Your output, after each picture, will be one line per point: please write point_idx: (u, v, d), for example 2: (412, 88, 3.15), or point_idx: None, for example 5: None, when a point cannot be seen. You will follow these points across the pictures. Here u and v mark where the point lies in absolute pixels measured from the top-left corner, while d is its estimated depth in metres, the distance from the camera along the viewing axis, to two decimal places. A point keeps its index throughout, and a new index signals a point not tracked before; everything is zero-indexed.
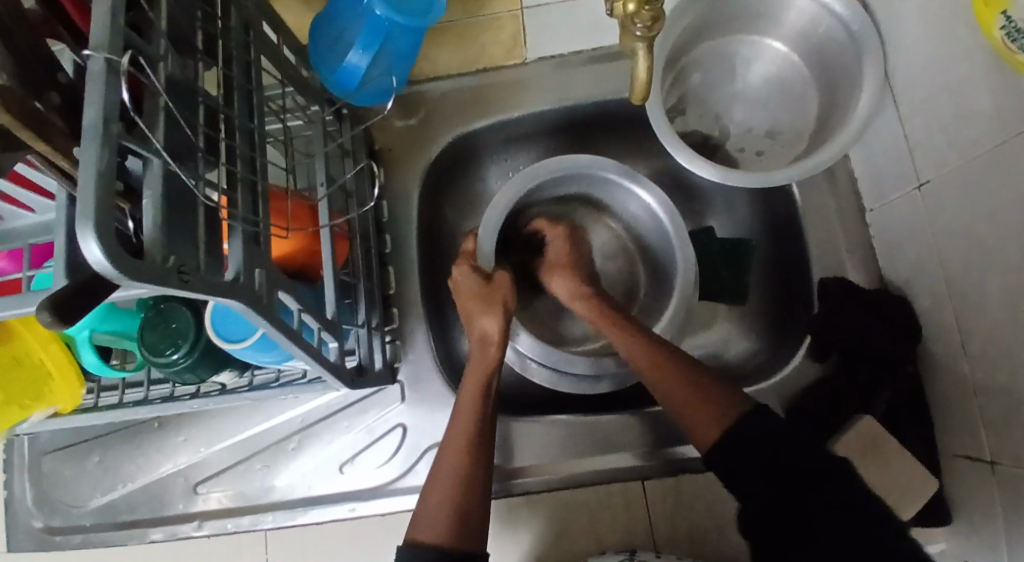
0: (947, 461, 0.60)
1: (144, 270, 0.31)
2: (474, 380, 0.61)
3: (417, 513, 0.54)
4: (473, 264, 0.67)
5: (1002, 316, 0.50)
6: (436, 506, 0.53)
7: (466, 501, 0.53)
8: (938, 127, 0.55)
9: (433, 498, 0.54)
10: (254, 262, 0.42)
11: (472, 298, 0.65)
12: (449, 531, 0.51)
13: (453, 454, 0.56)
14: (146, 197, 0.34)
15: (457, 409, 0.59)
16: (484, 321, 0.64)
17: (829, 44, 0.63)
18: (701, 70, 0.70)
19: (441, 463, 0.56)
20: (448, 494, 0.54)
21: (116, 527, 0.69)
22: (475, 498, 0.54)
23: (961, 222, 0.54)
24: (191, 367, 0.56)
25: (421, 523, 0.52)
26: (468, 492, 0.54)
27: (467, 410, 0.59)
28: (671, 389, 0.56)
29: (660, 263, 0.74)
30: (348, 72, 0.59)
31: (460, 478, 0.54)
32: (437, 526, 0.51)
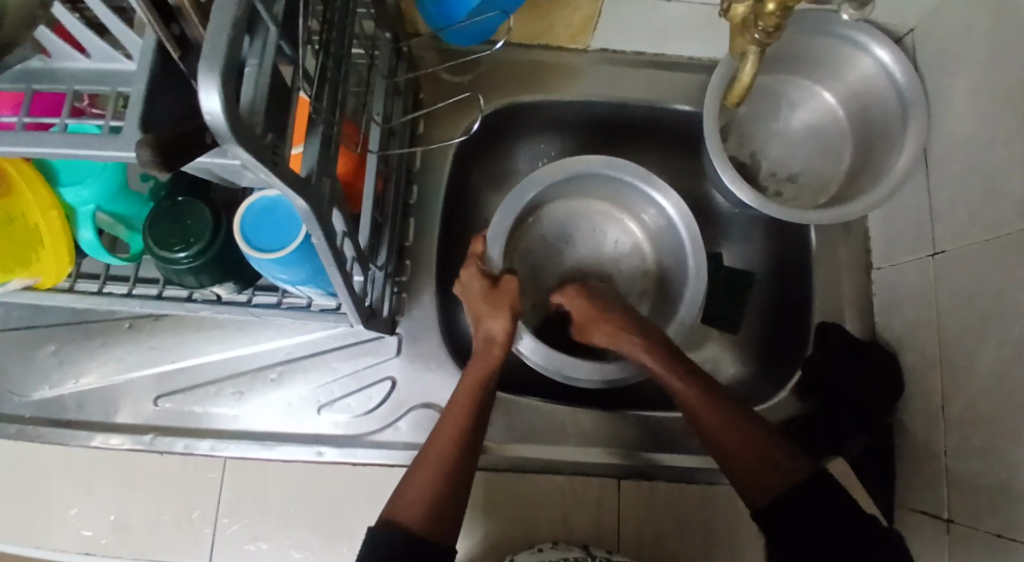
0: (904, 512, 0.63)
1: (247, 134, 0.29)
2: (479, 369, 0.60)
3: (397, 490, 0.53)
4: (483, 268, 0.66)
5: (989, 386, 0.54)
6: (418, 487, 0.52)
7: (450, 486, 0.53)
8: (964, 203, 0.59)
9: (413, 482, 0.53)
10: (325, 169, 0.40)
11: (482, 300, 0.63)
12: (429, 516, 0.50)
13: (442, 440, 0.55)
14: (250, 64, 0.32)
15: (453, 397, 0.59)
16: (488, 322, 0.62)
17: (874, 105, 0.67)
18: (749, 104, 0.73)
19: (428, 447, 0.55)
20: (434, 478, 0.52)
21: (60, 425, 0.64)
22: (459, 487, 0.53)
23: (965, 293, 0.58)
24: (196, 270, 0.53)
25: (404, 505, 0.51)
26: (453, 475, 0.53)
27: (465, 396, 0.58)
28: (727, 436, 0.56)
29: (669, 274, 0.75)
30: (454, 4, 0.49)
31: (446, 465, 0.53)
32: (417, 507, 0.51)
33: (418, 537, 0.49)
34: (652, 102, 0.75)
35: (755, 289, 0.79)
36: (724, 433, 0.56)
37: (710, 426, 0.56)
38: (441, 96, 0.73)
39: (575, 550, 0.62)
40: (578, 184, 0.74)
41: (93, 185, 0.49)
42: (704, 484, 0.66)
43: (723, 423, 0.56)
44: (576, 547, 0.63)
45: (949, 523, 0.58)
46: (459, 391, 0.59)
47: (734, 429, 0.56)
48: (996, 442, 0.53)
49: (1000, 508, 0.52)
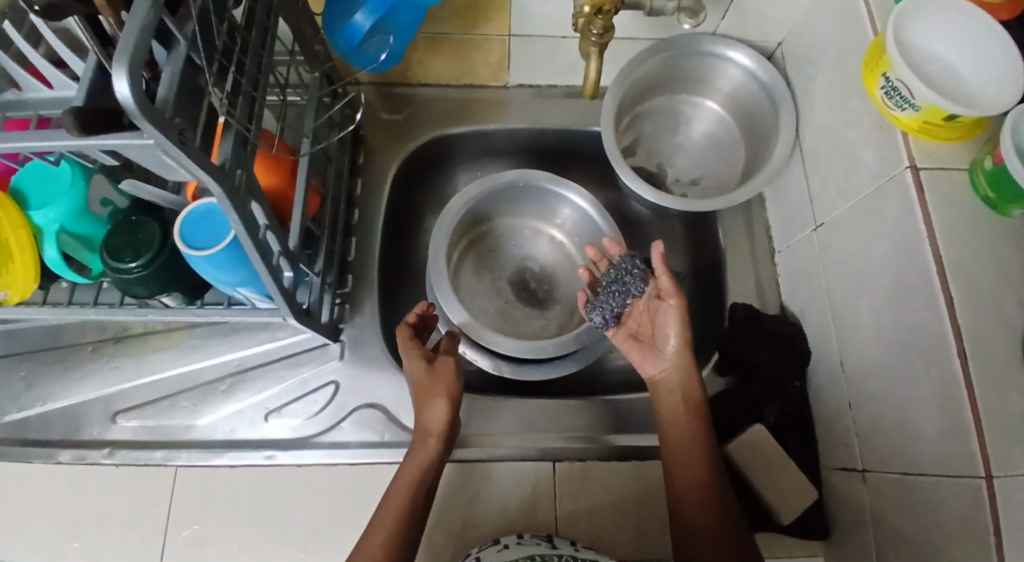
0: (827, 474, 0.66)
1: (154, 115, 0.37)
2: (417, 458, 0.61)
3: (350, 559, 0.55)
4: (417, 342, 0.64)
5: (873, 334, 0.59)
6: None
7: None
8: (832, 177, 0.66)
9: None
10: (239, 163, 0.48)
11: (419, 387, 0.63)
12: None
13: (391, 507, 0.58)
14: (165, 70, 0.41)
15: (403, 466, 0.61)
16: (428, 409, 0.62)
17: (754, 108, 0.76)
18: (651, 119, 0.82)
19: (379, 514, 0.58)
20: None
21: (24, 444, 0.68)
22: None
23: (843, 255, 0.64)
24: (145, 279, 0.60)
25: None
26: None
27: (400, 488, 0.59)
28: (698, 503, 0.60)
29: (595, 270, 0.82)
30: (352, 32, 0.59)
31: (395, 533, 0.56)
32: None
33: None
34: (569, 125, 0.84)
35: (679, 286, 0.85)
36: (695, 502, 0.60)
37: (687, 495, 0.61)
38: (379, 131, 0.82)
39: (539, 542, 0.63)
40: (502, 201, 0.81)
41: (57, 207, 0.57)
42: (635, 463, 0.70)
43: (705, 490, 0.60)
44: (541, 537, 0.64)
45: (862, 474, 0.61)
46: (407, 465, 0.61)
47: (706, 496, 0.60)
48: (887, 384, 0.57)
49: (898, 447, 0.56)
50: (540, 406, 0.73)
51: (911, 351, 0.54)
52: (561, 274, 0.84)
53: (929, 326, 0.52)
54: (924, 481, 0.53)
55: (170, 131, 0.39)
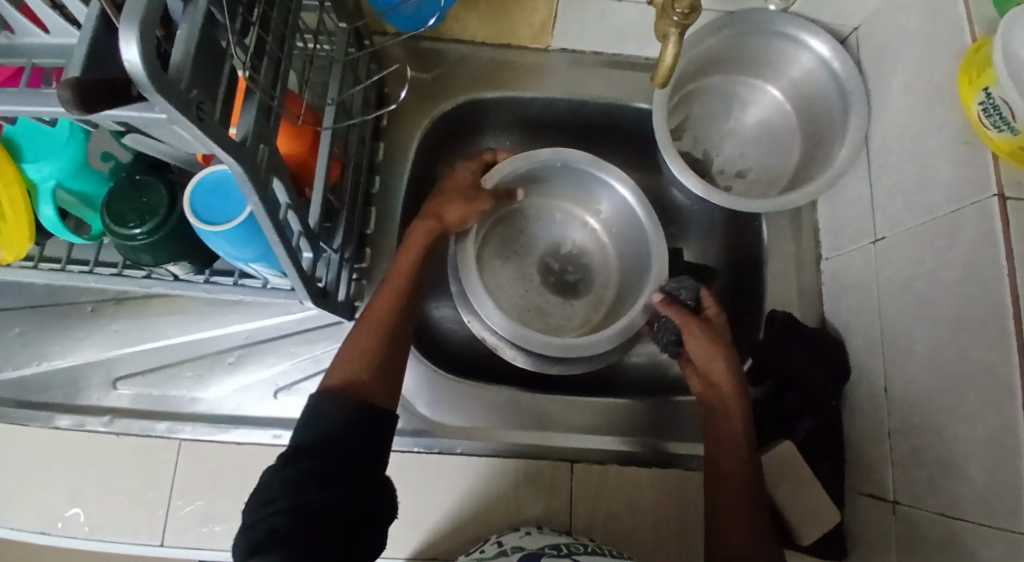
0: (852, 496, 0.64)
1: (170, 87, 0.31)
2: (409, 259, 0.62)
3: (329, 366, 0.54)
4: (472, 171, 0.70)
5: (925, 364, 0.55)
6: (353, 367, 0.53)
7: (373, 379, 0.53)
8: (900, 188, 0.60)
9: (349, 355, 0.54)
10: (262, 137, 0.42)
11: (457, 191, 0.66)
12: (360, 383, 0.52)
13: (375, 323, 0.57)
14: (181, 29, 0.35)
15: (380, 290, 0.60)
16: (446, 207, 0.65)
17: (821, 100, 0.70)
18: (703, 100, 0.76)
19: (360, 328, 0.57)
20: (364, 365, 0.54)
21: (20, 406, 0.64)
22: (388, 380, 0.55)
23: (902, 275, 0.59)
24: (150, 247, 0.55)
25: (340, 367, 0.54)
26: (382, 369, 0.54)
27: (391, 294, 0.59)
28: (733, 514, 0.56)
29: (629, 261, 0.77)
30: None
31: (377, 352, 0.55)
32: (352, 374, 0.53)
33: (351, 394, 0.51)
34: (612, 99, 0.77)
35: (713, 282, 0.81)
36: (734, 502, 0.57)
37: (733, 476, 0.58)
38: (405, 91, 0.75)
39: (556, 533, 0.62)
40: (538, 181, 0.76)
41: (54, 162, 0.52)
42: (655, 469, 0.67)
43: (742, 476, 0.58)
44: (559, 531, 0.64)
45: (893, 505, 0.59)
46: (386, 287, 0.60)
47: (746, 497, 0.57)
48: (933, 419, 0.54)
49: (937, 484, 0.53)
50: (562, 401, 0.71)
51: (967, 391, 0.50)
52: (592, 261, 0.79)
53: (993, 369, 0.47)
54: (961, 524, 0.50)
55: (188, 106, 0.33)
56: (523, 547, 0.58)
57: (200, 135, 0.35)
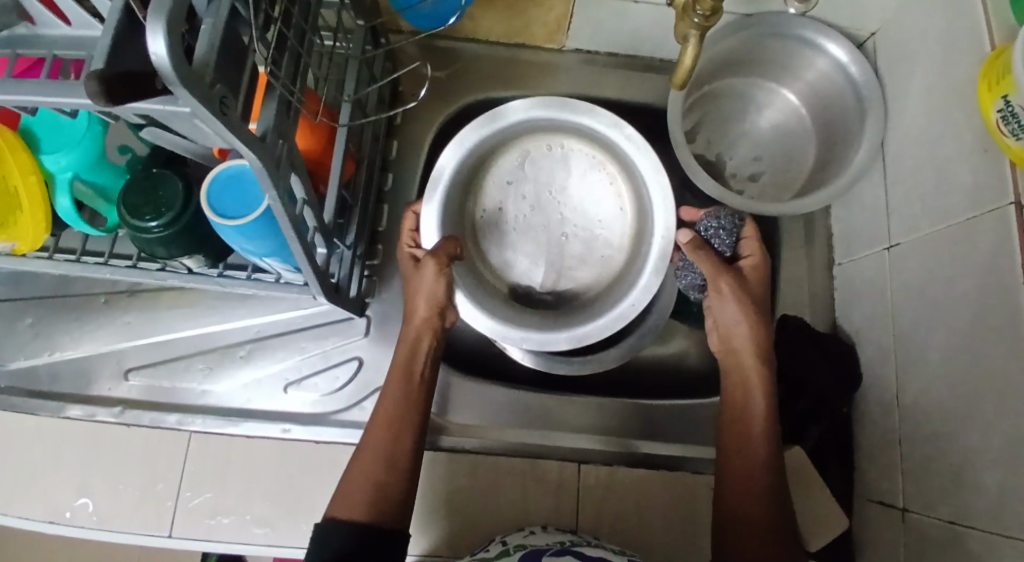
0: (860, 503, 0.64)
1: (196, 81, 0.31)
2: (405, 351, 0.61)
3: (336, 495, 0.55)
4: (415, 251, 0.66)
5: (938, 372, 0.55)
6: (356, 487, 0.54)
7: (386, 484, 0.54)
8: (916, 195, 0.60)
9: (355, 473, 0.55)
10: (281, 132, 0.42)
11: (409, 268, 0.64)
12: (360, 513, 0.52)
13: (379, 428, 0.57)
14: (206, 23, 0.35)
15: (384, 390, 0.60)
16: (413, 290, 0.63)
17: (837, 105, 0.69)
18: (717, 103, 0.75)
19: (366, 439, 0.57)
20: (366, 480, 0.54)
21: (32, 395, 0.65)
22: (398, 479, 0.55)
23: (916, 282, 0.59)
24: (165, 240, 0.55)
25: (352, 482, 0.54)
26: (388, 477, 0.55)
27: (395, 388, 0.59)
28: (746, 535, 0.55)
29: (643, 214, 0.71)
30: None
31: (383, 458, 0.55)
32: (353, 507, 0.53)
33: (361, 527, 0.51)
34: (625, 99, 0.77)
35: None
36: (741, 532, 0.55)
37: (734, 513, 0.57)
38: (419, 88, 0.75)
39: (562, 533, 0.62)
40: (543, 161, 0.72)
41: (72, 153, 0.52)
42: (663, 471, 0.67)
43: (754, 490, 0.57)
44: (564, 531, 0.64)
45: (903, 513, 0.58)
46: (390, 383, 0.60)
47: (755, 521, 0.55)
48: (946, 428, 0.53)
49: (948, 494, 0.53)
50: (572, 402, 0.71)
51: (981, 400, 0.50)
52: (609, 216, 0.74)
53: (1007, 378, 0.47)
54: (973, 533, 0.49)
55: (212, 101, 0.33)
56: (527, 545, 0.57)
57: (223, 130, 0.35)
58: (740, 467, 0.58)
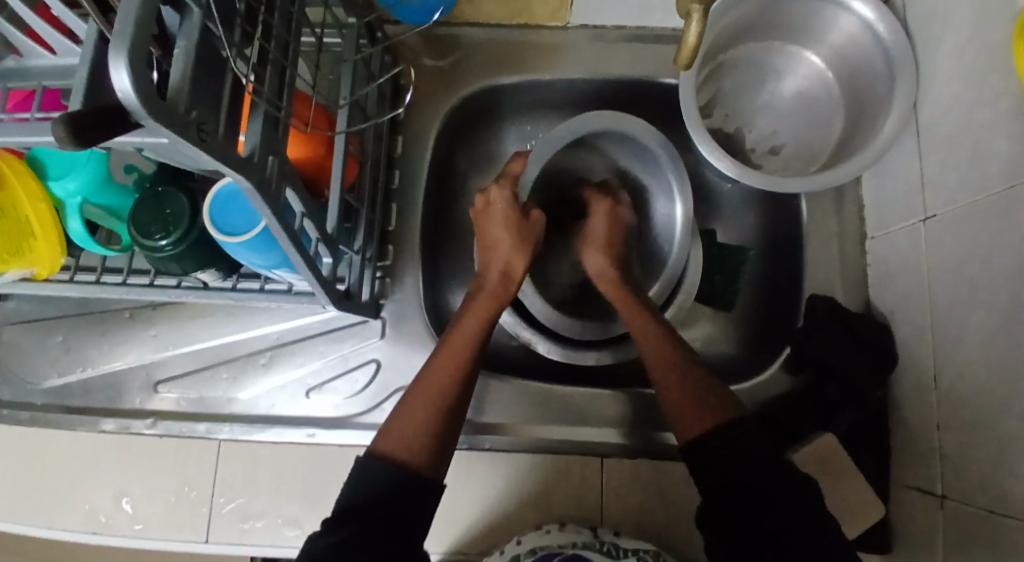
0: (897, 489, 0.62)
1: (167, 114, 0.30)
2: (479, 313, 0.60)
3: (387, 425, 0.53)
4: (513, 191, 0.65)
5: (976, 355, 0.52)
6: (415, 422, 0.52)
7: (437, 426, 0.52)
8: (952, 163, 0.55)
9: (416, 410, 0.53)
10: (269, 148, 0.41)
11: (506, 224, 0.63)
12: (424, 453, 0.51)
13: (441, 374, 0.55)
14: (178, 47, 0.34)
15: (452, 332, 0.59)
16: (507, 249, 0.63)
17: (865, 67, 0.64)
18: (734, 72, 0.71)
19: (426, 378, 0.55)
20: (427, 416, 0.53)
21: (68, 411, 0.68)
22: (448, 424, 0.53)
23: (953, 259, 0.55)
24: (177, 258, 0.55)
25: (406, 416, 0.53)
26: (437, 420, 0.53)
27: (466, 332, 0.58)
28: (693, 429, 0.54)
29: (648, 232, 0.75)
30: None
31: (438, 403, 0.54)
32: (409, 444, 0.51)
33: (409, 469, 0.49)
34: (636, 76, 0.73)
35: (747, 265, 0.78)
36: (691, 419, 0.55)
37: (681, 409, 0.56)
38: (421, 80, 0.73)
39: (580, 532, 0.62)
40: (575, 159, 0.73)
41: (78, 177, 0.53)
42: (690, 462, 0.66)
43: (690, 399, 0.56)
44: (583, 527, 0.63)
45: (941, 499, 0.56)
46: (458, 327, 0.59)
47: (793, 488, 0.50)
48: (986, 412, 0.50)
49: (991, 481, 0.49)
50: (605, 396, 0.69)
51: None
52: None
53: None
54: (1015, 523, 0.46)
55: (186, 132, 0.32)
56: (540, 550, 0.60)
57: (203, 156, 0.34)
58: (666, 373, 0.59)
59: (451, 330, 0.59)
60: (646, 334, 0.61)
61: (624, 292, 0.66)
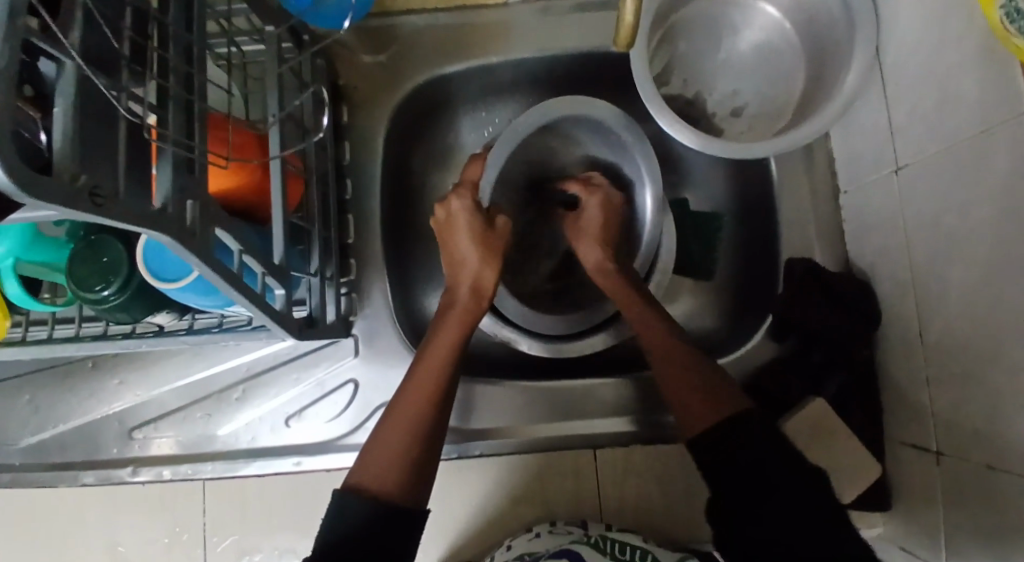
0: (891, 445, 0.61)
1: (49, 187, 0.27)
2: (451, 331, 0.57)
3: (362, 457, 0.51)
4: (474, 199, 0.63)
5: (961, 309, 0.50)
6: (388, 452, 0.50)
7: (416, 453, 0.51)
8: (922, 109, 0.52)
9: (389, 438, 0.51)
10: (187, 193, 0.38)
11: (474, 237, 0.61)
12: (400, 484, 0.49)
13: (419, 398, 0.53)
14: (56, 105, 0.30)
15: (424, 355, 0.56)
16: (475, 267, 0.60)
17: (823, 13, 0.61)
18: (688, 33, 0.67)
19: (401, 405, 0.53)
20: (404, 445, 0.51)
21: (48, 468, 0.66)
22: (427, 450, 0.51)
23: (931, 210, 0.52)
24: (125, 306, 0.53)
25: (382, 447, 0.51)
26: (416, 447, 0.51)
27: (439, 353, 0.56)
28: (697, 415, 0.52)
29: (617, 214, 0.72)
30: None
31: (417, 429, 0.52)
32: (386, 475, 0.49)
33: (387, 502, 0.48)
34: (587, 49, 0.69)
35: (723, 232, 0.76)
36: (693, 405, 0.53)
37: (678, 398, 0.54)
38: (362, 81, 0.69)
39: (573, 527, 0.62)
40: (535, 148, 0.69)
41: (7, 239, 0.50)
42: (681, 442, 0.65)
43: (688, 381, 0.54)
44: (574, 521, 0.64)
45: (936, 454, 0.55)
46: (430, 348, 0.57)
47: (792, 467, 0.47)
48: (975, 367, 0.49)
49: (985, 436, 0.48)
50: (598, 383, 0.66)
51: (1013, 337, 0.44)
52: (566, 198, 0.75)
53: None
54: (1011, 479, 0.45)
55: (77, 202, 0.29)
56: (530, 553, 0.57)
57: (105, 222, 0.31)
58: (667, 352, 0.57)
59: (423, 352, 0.57)
60: (651, 331, 0.58)
61: (624, 287, 0.62)
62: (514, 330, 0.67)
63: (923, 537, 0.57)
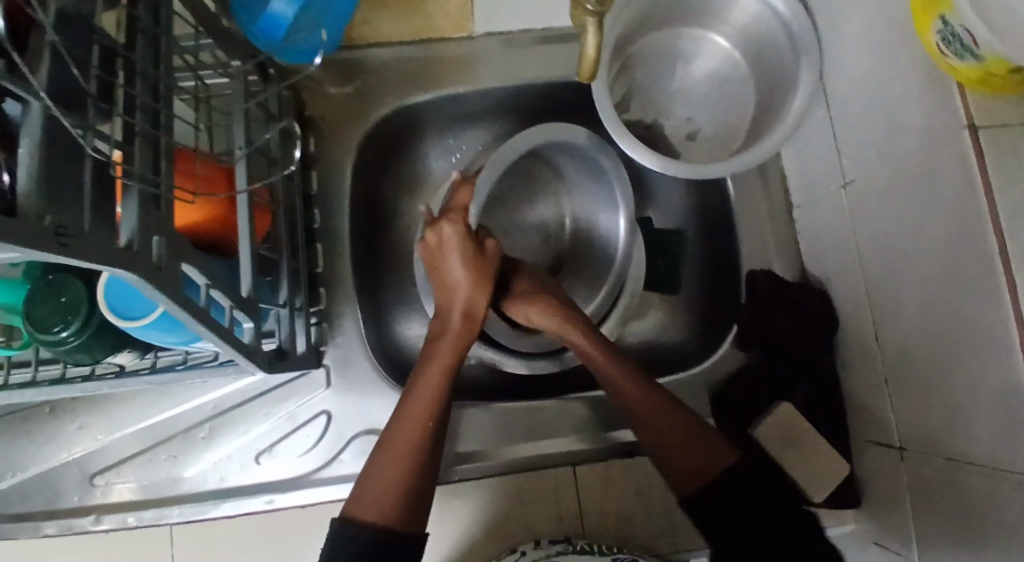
0: (857, 447, 0.63)
1: (17, 228, 0.26)
2: (444, 358, 0.57)
3: (358, 488, 0.51)
4: (464, 225, 0.62)
5: (914, 314, 0.52)
6: (383, 482, 0.50)
7: (411, 483, 0.50)
8: (865, 129, 0.56)
9: (387, 468, 0.51)
10: (154, 229, 0.37)
11: (465, 261, 0.60)
12: (398, 515, 0.49)
13: (412, 427, 0.53)
14: (21, 145, 0.30)
15: (417, 382, 0.56)
16: (468, 292, 0.59)
17: (770, 41, 0.64)
18: (645, 60, 0.70)
19: (394, 435, 0.53)
20: (399, 476, 0.50)
21: (2, 521, 0.62)
22: (423, 478, 0.51)
23: (881, 219, 0.55)
24: (85, 347, 0.51)
25: (377, 478, 0.50)
26: (411, 476, 0.51)
27: (434, 379, 0.56)
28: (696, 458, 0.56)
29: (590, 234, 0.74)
30: (273, 22, 0.55)
31: (412, 458, 0.51)
32: (381, 505, 0.49)
33: (385, 533, 0.48)
34: (549, 78, 0.71)
35: (687, 248, 0.78)
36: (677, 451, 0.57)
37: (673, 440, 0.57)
38: (329, 111, 0.70)
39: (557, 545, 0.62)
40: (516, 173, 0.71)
41: None
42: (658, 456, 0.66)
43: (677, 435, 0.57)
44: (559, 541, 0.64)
45: (900, 453, 0.57)
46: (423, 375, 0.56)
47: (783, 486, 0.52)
48: (930, 369, 0.51)
49: (941, 433, 0.50)
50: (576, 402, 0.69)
51: (961, 337, 0.47)
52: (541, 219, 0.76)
53: (988, 315, 0.43)
54: (972, 475, 0.47)
55: (42, 243, 0.28)
56: None
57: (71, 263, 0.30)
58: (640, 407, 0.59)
59: (416, 378, 0.56)
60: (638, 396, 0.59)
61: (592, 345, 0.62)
62: (492, 352, 0.69)
63: (892, 535, 0.59)
